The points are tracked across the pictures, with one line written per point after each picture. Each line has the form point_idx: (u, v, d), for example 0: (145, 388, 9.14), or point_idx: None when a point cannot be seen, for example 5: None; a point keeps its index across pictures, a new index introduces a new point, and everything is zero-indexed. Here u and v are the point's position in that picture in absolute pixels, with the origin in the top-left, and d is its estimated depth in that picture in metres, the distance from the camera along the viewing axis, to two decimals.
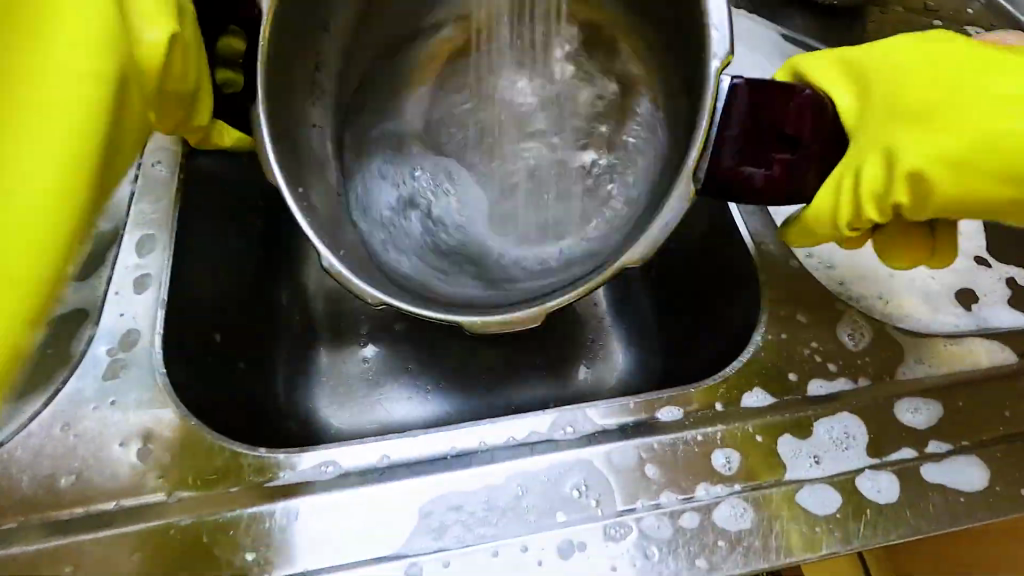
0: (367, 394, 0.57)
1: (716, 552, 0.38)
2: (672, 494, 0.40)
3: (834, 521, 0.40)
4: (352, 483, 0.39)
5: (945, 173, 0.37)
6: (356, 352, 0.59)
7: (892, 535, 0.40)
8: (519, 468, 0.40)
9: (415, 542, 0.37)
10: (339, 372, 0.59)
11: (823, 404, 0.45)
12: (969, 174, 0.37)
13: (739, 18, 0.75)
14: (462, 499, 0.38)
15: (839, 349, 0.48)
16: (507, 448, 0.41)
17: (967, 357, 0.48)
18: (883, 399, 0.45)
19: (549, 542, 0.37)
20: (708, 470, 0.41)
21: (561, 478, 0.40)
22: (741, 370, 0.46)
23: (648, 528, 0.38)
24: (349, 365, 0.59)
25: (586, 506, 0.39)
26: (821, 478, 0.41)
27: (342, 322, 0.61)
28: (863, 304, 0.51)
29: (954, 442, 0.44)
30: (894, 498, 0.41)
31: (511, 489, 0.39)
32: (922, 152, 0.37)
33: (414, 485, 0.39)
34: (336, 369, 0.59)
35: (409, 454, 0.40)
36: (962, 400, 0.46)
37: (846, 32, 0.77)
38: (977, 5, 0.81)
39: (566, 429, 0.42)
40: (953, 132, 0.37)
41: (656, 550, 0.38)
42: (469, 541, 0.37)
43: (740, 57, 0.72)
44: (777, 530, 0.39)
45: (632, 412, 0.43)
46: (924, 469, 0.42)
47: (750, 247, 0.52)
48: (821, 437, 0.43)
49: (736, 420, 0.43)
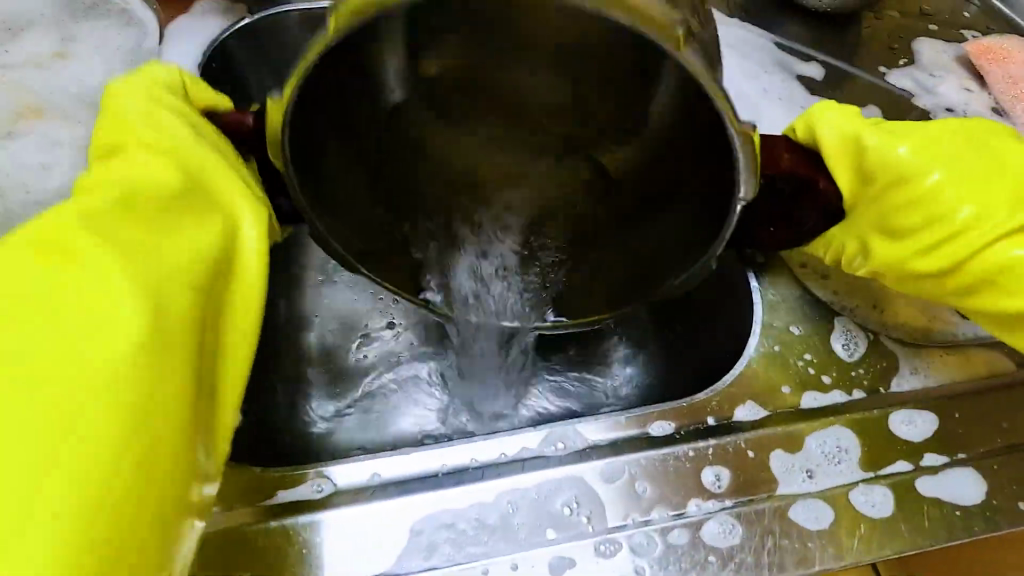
0: (373, 408, 0.57)
1: (707, 569, 0.38)
2: (663, 510, 0.40)
3: (827, 536, 0.39)
4: (344, 501, 0.39)
5: (941, 254, 0.42)
6: (360, 364, 0.59)
7: (886, 551, 0.39)
8: (509, 485, 0.40)
9: (406, 560, 0.37)
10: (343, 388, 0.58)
11: (816, 417, 0.45)
12: (957, 269, 0.42)
13: (733, 26, 0.76)
14: (452, 516, 0.39)
15: (834, 361, 0.48)
16: (498, 465, 0.41)
17: (964, 368, 0.47)
18: (878, 411, 0.45)
19: (539, 559, 0.37)
20: (700, 485, 0.41)
21: (552, 495, 0.40)
22: (733, 384, 0.46)
23: (639, 545, 0.38)
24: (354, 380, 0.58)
25: (577, 523, 0.39)
26: (813, 493, 0.41)
27: (344, 334, 0.60)
28: (858, 313, 0.50)
29: (950, 455, 0.43)
30: (889, 512, 0.41)
31: (501, 506, 0.39)
32: (926, 233, 0.42)
33: (405, 503, 0.39)
34: (340, 385, 0.58)
35: (400, 471, 0.40)
36: (959, 411, 0.45)
37: (841, 39, 0.77)
38: (974, 9, 0.81)
39: (557, 445, 0.42)
40: (961, 229, 0.41)
41: (647, 567, 0.38)
42: (459, 559, 0.37)
43: (734, 65, 0.73)
44: (770, 546, 0.39)
45: (624, 427, 0.43)
46: (919, 482, 0.42)
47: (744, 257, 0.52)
48: (814, 450, 0.43)
49: (728, 434, 0.43)
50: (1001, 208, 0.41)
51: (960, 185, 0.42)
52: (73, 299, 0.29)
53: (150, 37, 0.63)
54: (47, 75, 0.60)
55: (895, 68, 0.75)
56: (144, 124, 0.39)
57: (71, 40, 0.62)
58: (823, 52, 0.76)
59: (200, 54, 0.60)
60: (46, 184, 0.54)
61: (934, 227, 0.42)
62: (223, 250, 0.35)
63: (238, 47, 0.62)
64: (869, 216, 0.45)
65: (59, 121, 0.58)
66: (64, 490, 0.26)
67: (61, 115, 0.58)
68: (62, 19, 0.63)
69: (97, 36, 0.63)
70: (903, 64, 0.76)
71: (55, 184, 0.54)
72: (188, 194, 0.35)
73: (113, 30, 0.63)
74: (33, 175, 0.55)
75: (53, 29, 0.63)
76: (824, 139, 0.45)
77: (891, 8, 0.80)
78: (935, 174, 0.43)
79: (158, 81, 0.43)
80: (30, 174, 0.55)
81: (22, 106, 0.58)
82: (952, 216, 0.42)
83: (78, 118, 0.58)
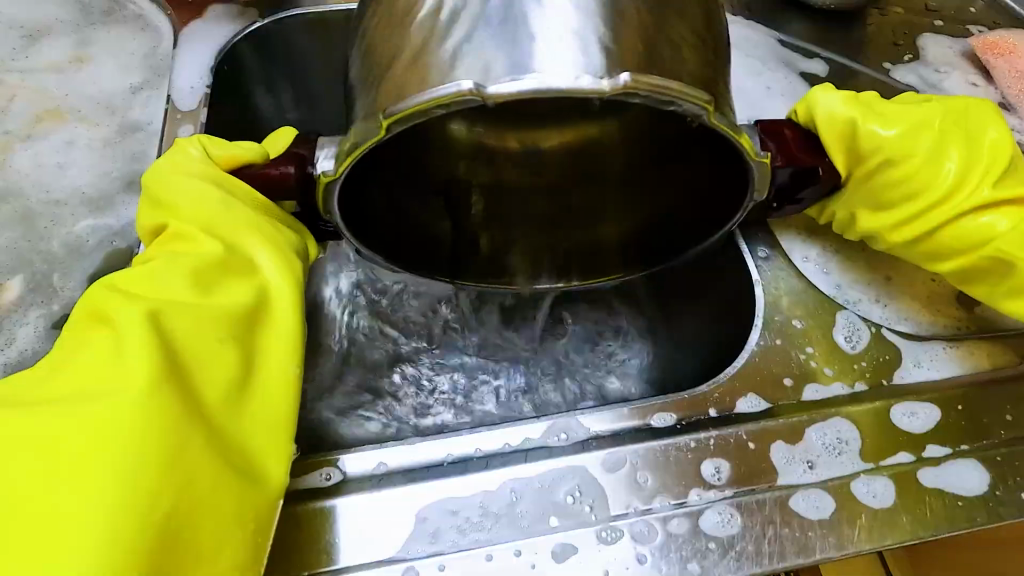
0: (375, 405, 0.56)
1: (708, 557, 0.38)
2: (664, 499, 0.40)
3: (828, 526, 0.40)
4: (350, 489, 0.40)
5: (926, 225, 0.45)
6: (362, 364, 0.58)
7: (888, 540, 0.40)
8: (513, 475, 0.41)
9: (412, 546, 0.38)
10: (344, 386, 0.57)
11: (818, 409, 0.45)
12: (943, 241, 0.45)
13: (736, 25, 0.76)
14: (457, 504, 0.39)
15: (837, 354, 0.48)
16: (502, 455, 0.42)
17: (968, 360, 0.48)
18: (880, 404, 0.45)
19: (543, 546, 0.38)
20: (701, 476, 0.42)
21: (555, 485, 0.40)
22: (735, 376, 0.46)
23: (640, 534, 0.39)
24: (357, 378, 0.58)
25: (579, 512, 0.40)
26: (815, 484, 0.41)
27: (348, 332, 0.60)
28: (861, 307, 0.50)
29: (953, 446, 0.44)
30: (891, 502, 0.41)
31: (505, 495, 0.40)
32: (913, 206, 0.45)
33: (410, 492, 0.40)
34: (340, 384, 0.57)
35: (406, 461, 0.41)
36: (962, 403, 0.45)
37: (845, 35, 0.78)
38: (980, 3, 0.81)
39: (560, 436, 0.43)
40: (948, 199, 0.44)
41: (648, 555, 0.38)
42: (464, 545, 0.38)
43: (737, 63, 0.73)
44: (771, 535, 0.39)
45: (626, 418, 0.44)
46: (921, 473, 0.42)
47: (745, 253, 0.52)
48: (815, 442, 0.43)
49: (729, 425, 0.44)
50: (984, 179, 0.44)
51: (949, 157, 0.45)
52: (115, 363, 0.35)
53: (164, 43, 0.65)
54: (65, 80, 0.62)
55: (899, 64, 0.75)
56: (185, 202, 0.43)
57: (88, 45, 0.64)
58: (826, 48, 0.76)
59: (212, 58, 0.61)
60: (65, 184, 0.56)
61: (923, 197, 0.45)
62: (250, 303, 0.40)
63: (249, 50, 0.64)
64: (858, 192, 0.48)
65: (77, 124, 0.59)
66: (112, 503, 0.31)
67: (79, 119, 0.60)
68: (80, 26, 0.65)
69: (113, 41, 0.65)
70: (907, 60, 0.76)
71: (74, 184, 0.56)
72: (222, 258, 0.41)
73: (128, 36, 0.65)
74: (52, 176, 0.56)
75: (71, 35, 0.65)
76: (819, 119, 0.48)
77: (895, 4, 0.80)
78: (924, 144, 0.45)
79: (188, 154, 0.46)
80: (49, 175, 0.56)
81: (42, 109, 0.60)
82: (937, 189, 0.45)
83: (95, 121, 0.60)
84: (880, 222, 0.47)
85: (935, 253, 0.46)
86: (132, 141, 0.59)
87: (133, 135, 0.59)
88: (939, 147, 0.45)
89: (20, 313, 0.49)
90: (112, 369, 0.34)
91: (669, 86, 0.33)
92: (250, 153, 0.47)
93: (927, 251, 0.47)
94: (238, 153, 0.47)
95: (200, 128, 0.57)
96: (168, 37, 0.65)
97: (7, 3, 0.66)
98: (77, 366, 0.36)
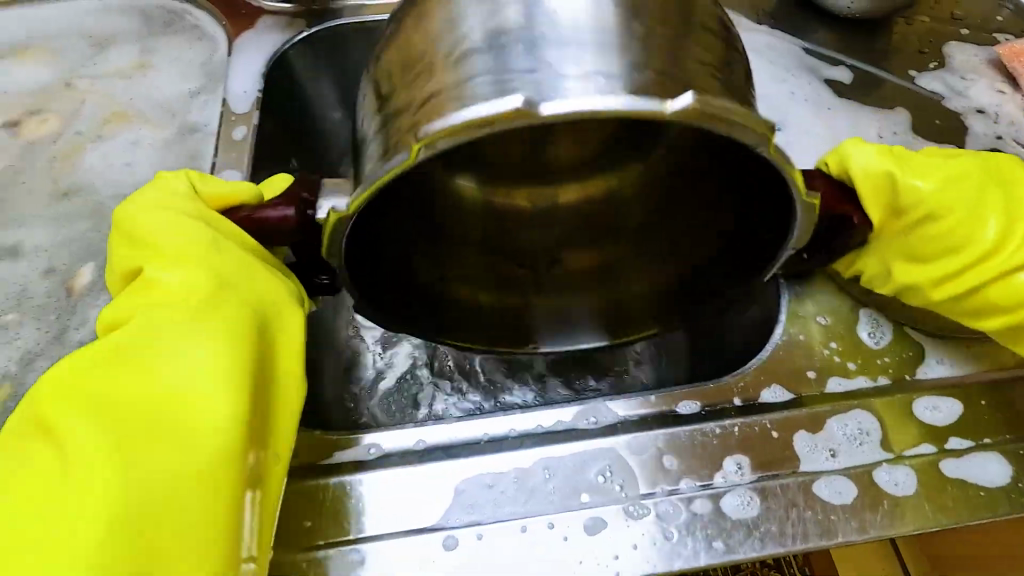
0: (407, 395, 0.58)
1: (733, 536, 0.40)
2: (690, 481, 0.42)
3: (851, 510, 0.41)
4: (393, 463, 0.43)
5: (968, 281, 0.45)
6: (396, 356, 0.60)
7: (910, 526, 0.41)
8: (545, 453, 0.43)
9: (452, 515, 0.41)
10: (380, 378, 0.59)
11: (840, 401, 0.46)
12: (991, 298, 0.45)
13: (760, 34, 0.78)
14: (494, 478, 0.42)
15: (860, 349, 0.49)
16: (535, 435, 0.44)
17: (990, 358, 0.49)
18: (902, 397, 0.47)
19: (574, 520, 0.40)
20: (724, 461, 0.43)
21: (586, 465, 0.43)
22: (759, 368, 0.48)
23: (666, 513, 0.41)
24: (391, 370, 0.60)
25: (610, 490, 0.42)
26: (837, 471, 0.43)
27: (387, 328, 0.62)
28: (884, 306, 0.51)
29: (976, 439, 0.45)
30: (913, 491, 0.42)
31: (538, 472, 0.42)
32: (954, 262, 0.46)
33: (449, 468, 0.42)
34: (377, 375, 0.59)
35: (444, 438, 0.44)
36: (985, 398, 0.46)
37: (869, 43, 0.79)
38: (1008, 12, 0.81)
39: (590, 419, 0.45)
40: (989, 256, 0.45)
41: (674, 532, 0.40)
42: (501, 517, 0.40)
43: (761, 71, 0.75)
44: (794, 517, 0.41)
45: (654, 405, 0.46)
46: (944, 464, 0.43)
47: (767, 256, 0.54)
48: (836, 431, 0.45)
49: (753, 413, 0.46)
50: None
51: (989, 215, 0.45)
52: (52, 473, 0.34)
53: (219, 51, 0.69)
54: (129, 86, 0.67)
55: (925, 72, 0.77)
56: (165, 237, 0.43)
57: (150, 54, 0.69)
58: (851, 56, 0.78)
59: (264, 64, 0.66)
60: (130, 180, 0.60)
61: (964, 252, 0.46)
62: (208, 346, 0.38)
63: (297, 57, 0.68)
64: (890, 245, 0.49)
65: (141, 125, 0.64)
66: None
67: (143, 121, 0.65)
68: (142, 37, 0.70)
69: (172, 50, 0.70)
70: (933, 68, 0.77)
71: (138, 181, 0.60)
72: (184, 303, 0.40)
73: (187, 45, 0.70)
74: (118, 173, 0.61)
75: (135, 45, 0.70)
76: (854, 174, 0.48)
77: (921, 14, 0.81)
78: (961, 202, 0.46)
79: (176, 193, 0.47)
80: (116, 172, 0.61)
81: (109, 112, 0.65)
82: (980, 244, 0.45)
83: (157, 123, 0.64)
84: (920, 278, 0.47)
85: (980, 309, 0.46)
86: (190, 142, 0.63)
87: (191, 137, 0.64)
88: (977, 205, 0.46)
89: (92, 296, 0.53)
90: (58, 479, 0.33)
91: (733, 112, 0.34)
92: (243, 194, 0.49)
93: (966, 309, 0.47)
94: (228, 193, 0.49)
95: (253, 131, 0.62)
96: (223, 45, 0.70)
97: (77, 15, 0.71)
98: (29, 456, 0.35)
